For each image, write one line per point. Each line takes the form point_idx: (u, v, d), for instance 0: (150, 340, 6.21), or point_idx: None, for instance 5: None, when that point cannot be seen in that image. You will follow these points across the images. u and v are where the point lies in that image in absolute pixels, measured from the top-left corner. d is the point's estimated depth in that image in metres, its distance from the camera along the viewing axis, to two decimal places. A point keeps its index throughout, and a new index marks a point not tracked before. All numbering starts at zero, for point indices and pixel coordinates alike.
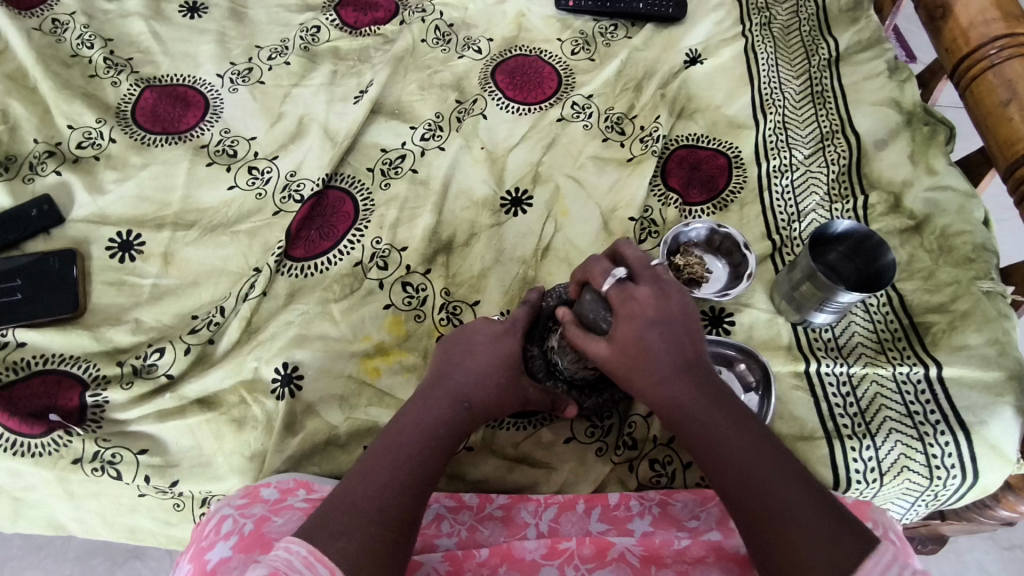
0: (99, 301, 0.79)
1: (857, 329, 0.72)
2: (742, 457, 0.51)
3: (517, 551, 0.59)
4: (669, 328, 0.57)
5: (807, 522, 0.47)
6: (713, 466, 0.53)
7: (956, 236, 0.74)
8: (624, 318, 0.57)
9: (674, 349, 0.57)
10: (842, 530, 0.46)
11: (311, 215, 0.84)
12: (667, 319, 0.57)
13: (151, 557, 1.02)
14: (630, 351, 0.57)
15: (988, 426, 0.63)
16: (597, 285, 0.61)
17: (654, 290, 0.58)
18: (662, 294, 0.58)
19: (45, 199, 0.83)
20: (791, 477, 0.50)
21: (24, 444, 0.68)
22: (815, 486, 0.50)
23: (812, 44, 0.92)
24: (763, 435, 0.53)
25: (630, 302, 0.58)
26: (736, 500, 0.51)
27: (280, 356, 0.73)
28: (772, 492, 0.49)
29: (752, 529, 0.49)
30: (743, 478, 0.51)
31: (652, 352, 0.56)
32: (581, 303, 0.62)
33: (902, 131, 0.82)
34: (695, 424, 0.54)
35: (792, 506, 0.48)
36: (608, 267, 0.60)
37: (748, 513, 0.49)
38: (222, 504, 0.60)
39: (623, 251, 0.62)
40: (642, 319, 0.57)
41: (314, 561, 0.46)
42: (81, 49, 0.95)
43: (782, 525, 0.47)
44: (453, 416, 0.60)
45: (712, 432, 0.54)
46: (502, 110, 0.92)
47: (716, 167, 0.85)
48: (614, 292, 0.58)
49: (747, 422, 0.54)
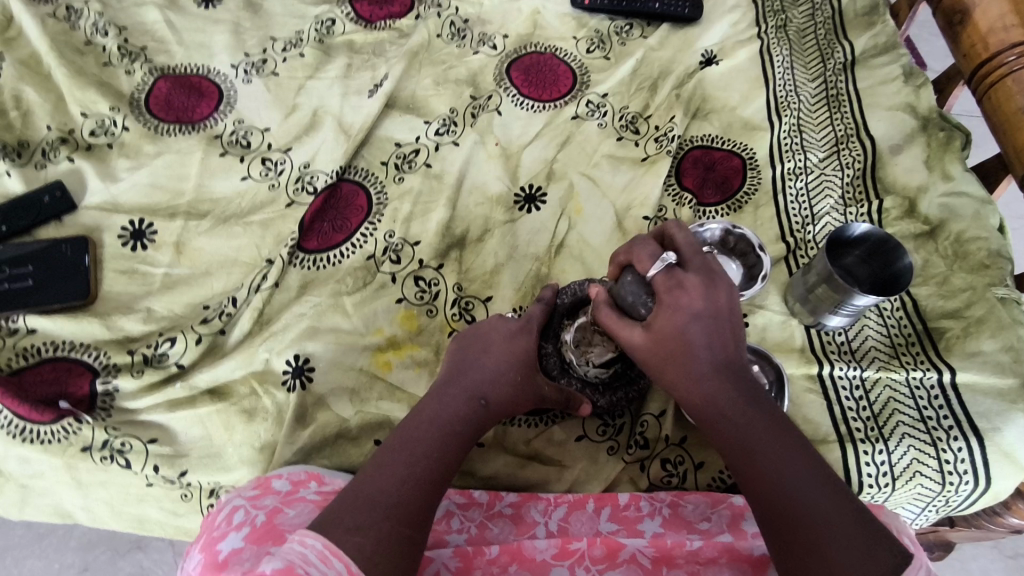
0: (111, 289, 0.79)
1: (871, 333, 0.72)
2: (775, 459, 0.51)
3: (527, 550, 0.58)
4: (712, 323, 0.56)
5: (836, 532, 0.47)
6: (743, 463, 0.53)
7: (971, 242, 0.74)
8: (667, 307, 0.56)
9: (714, 345, 0.56)
10: (871, 541, 0.46)
11: (324, 208, 0.84)
12: (712, 314, 0.56)
13: (153, 548, 1.02)
14: (667, 344, 0.56)
15: (1002, 432, 0.63)
16: (642, 270, 0.59)
17: (703, 281, 0.56)
18: (711, 287, 0.56)
19: (57, 186, 0.83)
20: (823, 483, 0.50)
21: (34, 431, 0.68)
22: (848, 494, 0.50)
23: (827, 47, 0.91)
24: (797, 438, 0.53)
25: (675, 290, 0.56)
26: (762, 500, 0.51)
27: (292, 348, 0.73)
28: (803, 495, 0.49)
29: (775, 529, 0.50)
30: (773, 480, 0.51)
31: (691, 346, 0.56)
32: (621, 285, 0.60)
33: (918, 136, 0.82)
34: (730, 423, 0.54)
35: (822, 511, 0.48)
36: (656, 251, 0.58)
37: (774, 514, 0.50)
38: (233, 495, 0.59)
39: (673, 234, 0.59)
40: (686, 311, 0.55)
41: (329, 556, 0.45)
42: (95, 37, 0.95)
43: (807, 528, 0.48)
44: (470, 412, 0.60)
45: (746, 431, 0.53)
46: (516, 106, 0.91)
47: (731, 168, 0.85)
48: (660, 278, 0.57)
49: (782, 424, 0.54)
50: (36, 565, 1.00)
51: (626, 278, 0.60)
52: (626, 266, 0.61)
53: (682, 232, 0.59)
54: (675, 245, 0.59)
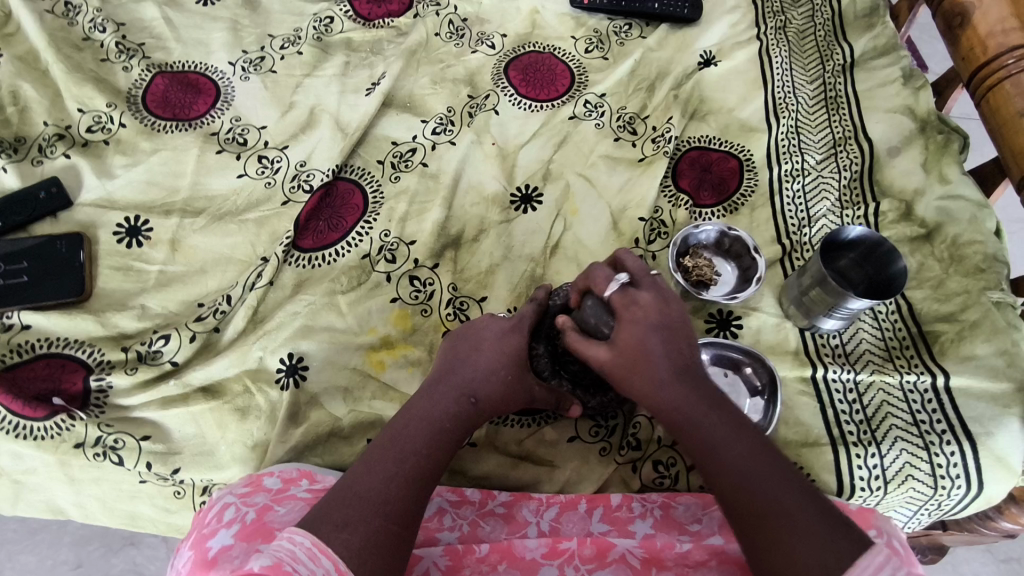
0: (106, 286, 0.79)
1: (865, 336, 0.72)
2: (740, 460, 0.51)
3: (518, 549, 0.58)
4: (669, 335, 0.57)
5: (803, 524, 0.47)
6: (710, 467, 0.52)
7: (967, 246, 0.74)
8: (626, 322, 0.58)
9: (675, 353, 0.57)
10: (836, 531, 0.46)
11: (319, 206, 0.84)
12: (668, 326, 0.58)
13: (147, 545, 1.02)
14: (630, 356, 0.57)
15: (994, 437, 0.63)
16: (599, 291, 0.61)
17: (655, 296, 0.59)
18: (663, 302, 0.59)
19: (54, 181, 0.83)
20: (787, 479, 0.50)
21: (27, 427, 0.68)
22: (813, 491, 0.50)
23: (826, 49, 0.91)
24: (760, 439, 0.53)
25: (632, 307, 0.58)
26: (732, 502, 0.50)
27: (286, 346, 0.73)
28: (770, 495, 0.49)
29: (747, 531, 0.49)
30: (741, 481, 0.50)
31: (653, 357, 0.56)
32: (583, 311, 0.63)
33: (915, 139, 0.82)
34: (694, 428, 0.54)
35: (789, 511, 0.48)
36: (610, 274, 0.61)
37: (743, 515, 0.49)
38: (224, 492, 0.59)
39: (624, 259, 0.63)
40: (643, 323, 0.57)
41: (318, 554, 0.45)
42: (93, 33, 0.95)
43: (777, 527, 0.47)
44: (460, 410, 0.60)
45: (709, 434, 0.53)
46: (513, 106, 0.91)
47: (727, 169, 0.85)
48: (618, 297, 0.59)
49: (745, 426, 0.54)
50: (30, 561, 1.01)
51: (587, 303, 0.62)
52: (585, 291, 0.63)
53: (633, 258, 0.63)
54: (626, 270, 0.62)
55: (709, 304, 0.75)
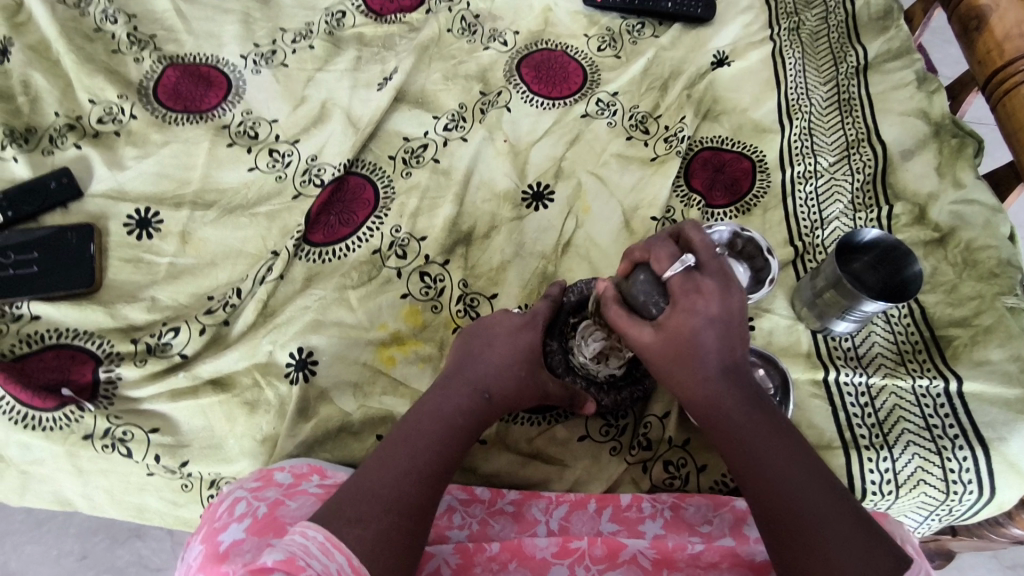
0: (115, 278, 0.79)
1: (877, 339, 0.72)
2: (777, 464, 0.51)
3: (528, 548, 0.58)
4: (725, 328, 0.55)
5: (838, 533, 0.47)
6: (743, 465, 0.52)
7: (981, 251, 0.73)
8: (683, 309, 0.55)
9: (724, 350, 0.55)
10: (872, 545, 0.46)
11: (330, 201, 0.83)
12: (726, 319, 0.55)
13: (151, 537, 1.02)
14: (678, 346, 0.55)
15: (1008, 443, 0.62)
16: (657, 268, 0.57)
17: (720, 285, 0.55)
18: (726, 292, 0.55)
19: (64, 172, 0.82)
20: (825, 489, 0.50)
21: (36, 417, 0.68)
22: (849, 499, 0.50)
23: (840, 51, 0.91)
24: (799, 444, 0.52)
25: (692, 294, 0.55)
26: (762, 502, 0.50)
27: (296, 340, 0.73)
28: (806, 500, 0.49)
29: (775, 531, 0.49)
30: (775, 483, 0.50)
31: (701, 350, 0.55)
32: (632, 283, 0.59)
33: (929, 143, 0.81)
34: (731, 427, 0.54)
35: (823, 517, 0.48)
36: (676, 252, 0.57)
37: (775, 518, 0.49)
38: (235, 486, 0.59)
39: (689, 233, 0.58)
40: (703, 314, 0.54)
41: (331, 549, 0.45)
42: (104, 24, 0.95)
43: (809, 533, 0.47)
44: (473, 406, 0.60)
45: (748, 435, 0.53)
46: (526, 103, 0.91)
47: (740, 170, 0.85)
48: (679, 281, 0.55)
49: (784, 431, 0.53)
50: (34, 551, 1.00)
51: (637, 275, 0.59)
52: (640, 261, 0.59)
53: (698, 231, 0.58)
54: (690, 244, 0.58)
55: None
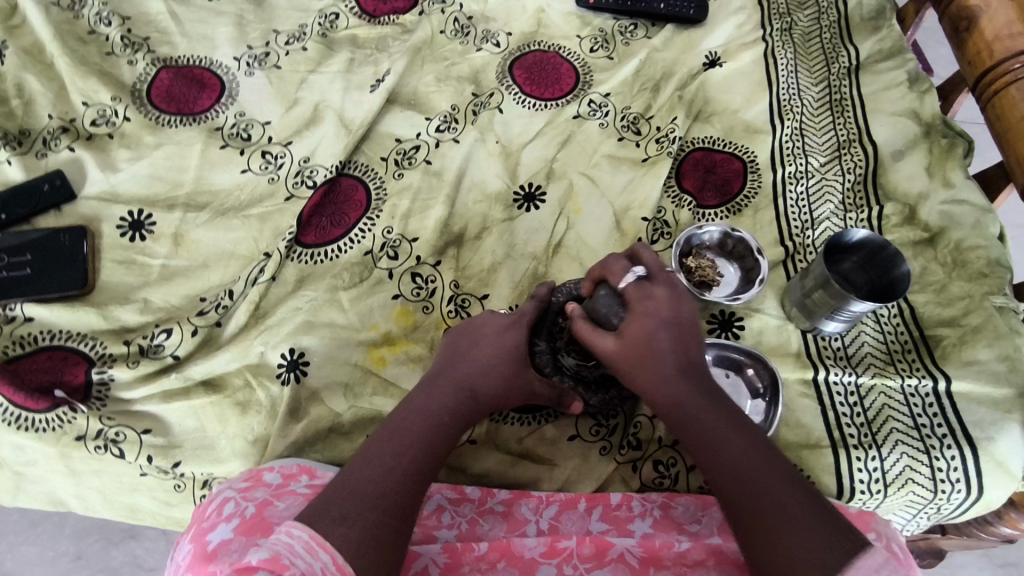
0: (108, 279, 0.79)
1: (867, 339, 0.72)
2: (736, 458, 0.51)
3: (516, 547, 0.58)
4: (680, 329, 0.58)
5: (797, 520, 0.47)
6: (707, 463, 0.53)
7: (971, 251, 0.74)
8: (638, 316, 0.59)
9: (680, 351, 0.57)
10: (832, 530, 0.46)
11: (322, 202, 0.84)
12: (678, 322, 0.58)
13: (146, 538, 1.02)
14: (637, 348, 0.58)
15: (995, 442, 0.63)
16: (614, 282, 0.62)
17: (669, 292, 0.60)
18: (676, 296, 0.60)
19: (58, 174, 0.83)
20: (785, 478, 0.50)
21: (29, 419, 0.68)
22: (812, 491, 0.49)
23: (831, 52, 0.91)
24: (760, 440, 0.53)
25: (645, 300, 0.59)
26: (726, 498, 0.51)
27: (288, 342, 0.73)
28: (766, 492, 0.49)
29: (742, 526, 0.49)
30: (735, 478, 0.51)
31: (658, 352, 0.57)
32: (595, 300, 0.63)
33: (920, 143, 0.82)
34: (694, 425, 0.55)
35: (782, 507, 0.48)
36: (627, 265, 0.63)
37: (738, 511, 0.50)
38: (225, 486, 0.59)
39: (641, 252, 0.64)
40: (655, 318, 0.58)
41: (315, 547, 0.46)
42: (98, 26, 0.95)
43: (769, 524, 0.47)
44: (458, 405, 0.60)
45: (708, 431, 0.54)
46: (518, 104, 0.91)
47: (731, 171, 0.85)
48: (631, 289, 0.60)
49: (746, 427, 0.54)
50: (29, 552, 1.01)
51: (599, 292, 0.63)
52: (600, 280, 0.64)
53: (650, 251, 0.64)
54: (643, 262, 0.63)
55: (711, 305, 0.75)
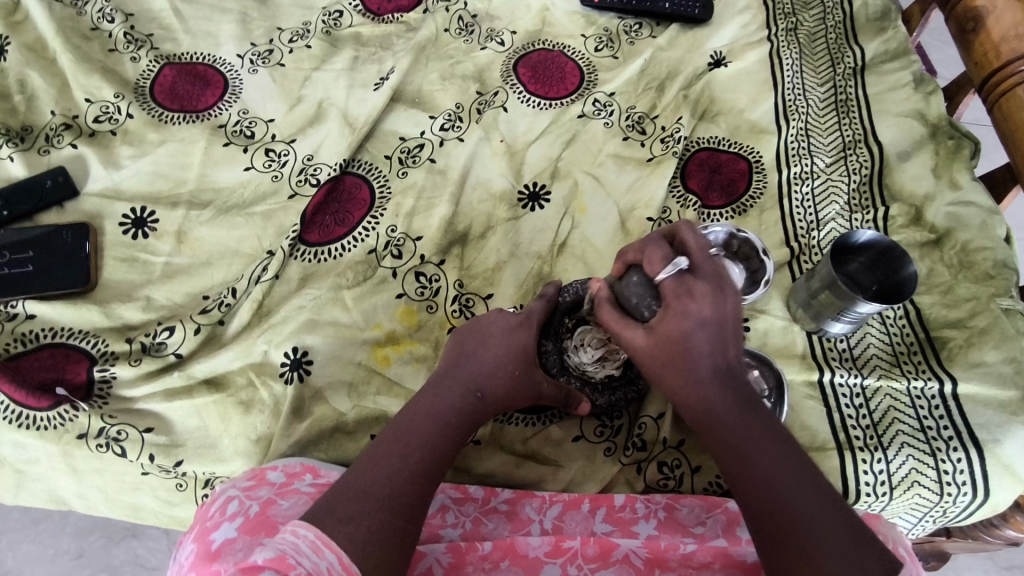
0: (110, 277, 0.79)
1: (873, 341, 0.72)
2: (767, 468, 0.51)
3: (520, 546, 0.58)
4: (718, 331, 0.54)
5: (830, 540, 0.47)
6: (735, 469, 0.52)
7: (977, 252, 0.73)
8: (675, 312, 0.54)
9: (717, 352, 0.54)
10: (864, 552, 0.46)
11: (326, 200, 0.83)
12: (719, 322, 0.54)
13: (147, 536, 1.02)
14: (670, 349, 0.54)
15: (1002, 444, 0.62)
16: (649, 271, 0.57)
17: (713, 288, 0.54)
18: (720, 295, 0.54)
19: (60, 171, 0.82)
20: (818, 494, 0.49)
21: (31, 416, 0.68)
22: (841, 505, 0.49)
23: (837, 52, 0.91)
24: (790, 447, 0.52)
25: (684, 297, 0.54)
26: (752, 504, 0.50)
27: (291, 340, 0.73)
28: (796, 505, 0.49)
29: (767, 536, 0.49)
30: (764, 488, 0.50)
31: (693, 354, 0.54)
32: (627, 286, 0.58)
33: (926, 144, 0.81)
34: (723, 430, 0.53)
35: (813, 522, 0.48)
36: (668, 253, 0.56)
37: (766, 523, 0.49)
38: (228, 485, 0.59)
39: (682, 232, 0.57)
40: (694, 318, 0.53)
41: (321, 547, 0.45)
42: (101, 23, 0.95)
43: (798, 538, 0.47)
44: (465, 405, 0.60)
45: (739, 439, 0.52)
46: (523, 103, 0.91)
47: (737, 171, 0.85)
48: (671, 284, 0.54)
49: (778, 435, 0.53)
50: (31, 550, 1.01)
51: (631, 277, 0.58)
52: (631, 263, 0.59)
53: (692, 231, 0.57)
54: (684, 246, 0.57)
55: None
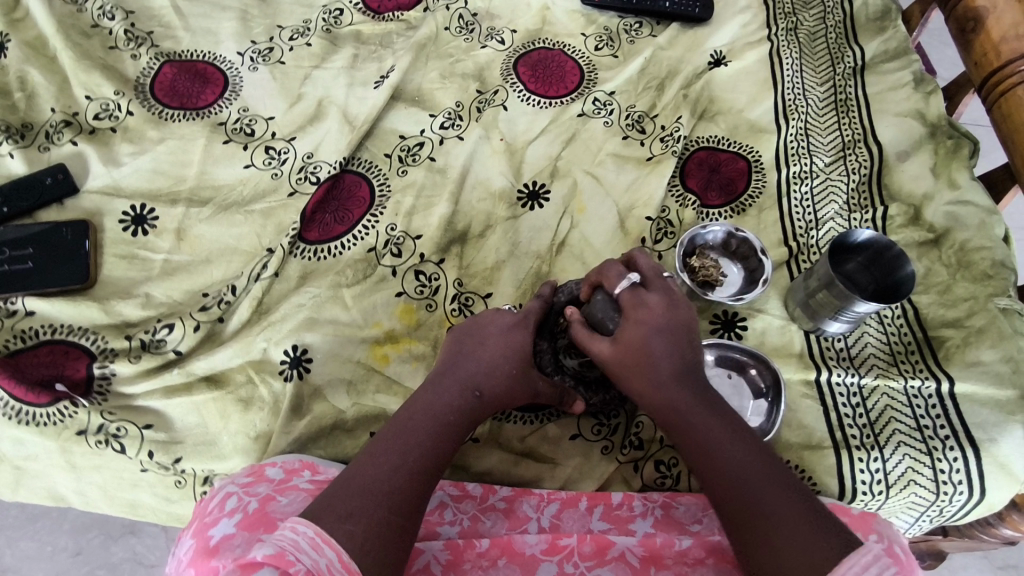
0: (110, 274, 0.79)
1: (870, 340, 0.72)
2: (731, 462, 0.51)
3: (517, 544, 0.58)
4: (673, 337, 0.58)
5: (792, 525, 0.46)
6: (701, 464, 0.53)
7: (975, 252, 0.73)
8: (633, 321, 0.58)
9: (676, 356, 0.57)
10: (827, 535, 0.46)
11: (325, 199, 0.84)
12: (674, 329, 0.58)
13: (146, 533, 1.02)
14: (632, 356, 0.57)
15: (998, 444, 0.63)
16: (609, 287, 0.61)
17: (664, 299, 0.59)
18: (673, 304, 0.59)
19: (60, 168, 0.82)
20: (779, 481, 0.50)
21: (29, 413, 0.68)
22: (806, 494, 0.49)
23: (837, 51, 0.91)
24: (755, 443, 0.53)
25: (641, 307, 0.59)
26: (719, 498, 0.51)
27: (290, 338, 0.73)
28: (758, 495, 0.49)
29: (734, 526, 0.49)
30: (729, 480, 0.50)
31: (654, 358, 0.57)
32: (592, 303, 0.63)
33: (925, 144, 0.81)
34: (689, 430, 0.54)
35: (775, 509, 0.48)
36: (622, 271, 0.62)
37: (730, 512, 0.50)
38: (226, 482, 0.59)
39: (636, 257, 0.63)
40: (650, 325, 0.58)
41: (321, 544, 0.45)
42: (102, 20, 0.95)
43: (761, 525, 0.47)
44: (463, 403, 0.60)
45: (705, 437, 0.53)
46: (523, 102, 0.91)
47: (736, 170, 0.85)
48: (627, 295, 0.59)
49: (743, 432, 0.54)
50: (29, 547, 1.01)
51: (596, 296, 0.63)
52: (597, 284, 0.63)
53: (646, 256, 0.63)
54: (638, 266, 0.63)
55: (715, 304, 0.75)
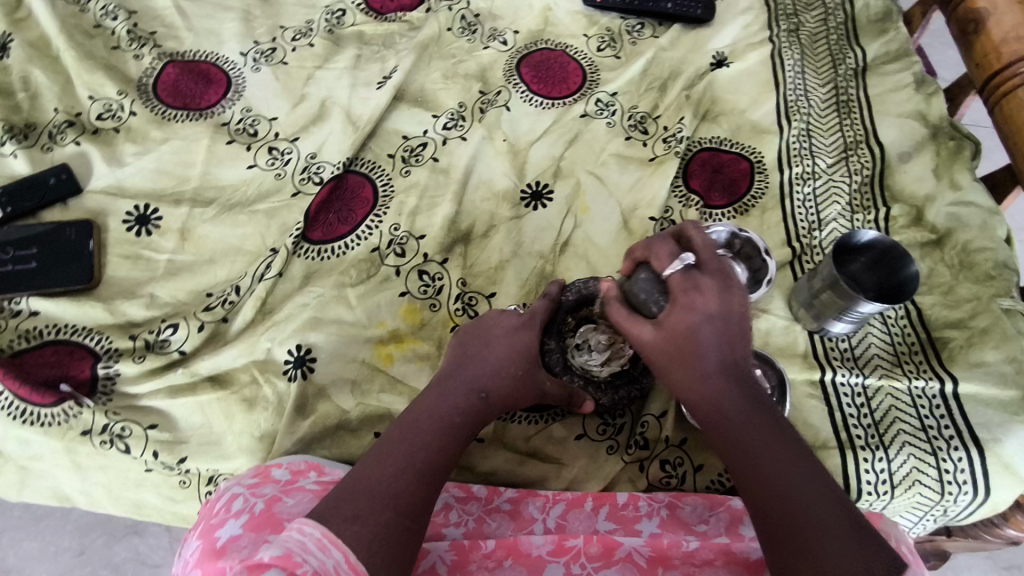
0: (114, 274, 0.79)
1: (874, 340, 0.72)
2: (772, 463, 0.51)
3: (523, 545, 0.58)
4: (724, 326, 0.55)
5: (834, 535, 0.47)
6: (740, 460, 0.53)
7: (978, 253, 0.74)
8: (682, 306, 0.56)
9: (723, 347, 0.55)
10: (871, 547, 0.46)
11: (329, 199, 0.84)
12: (725, 316, 0.55)
13: (149, 534, 1.02)
14: (677, 343, 0.56)
15: (1002, 444, 0.63)
16: (658, 267, 0.59)
17: (718, 283, 0.56)
18: (727, 290, 0.55)
19: (63, 168, 0.83)
20: (822, 487, 0.49)
21: (34, 413, 0.68)
22: (846, 501, 0.49)
23: (839, 52, 0.91)
24: (795, 443, 0.52)
25: (691, 292, 0.56)
26: (757, 498, 0.51)
27: (294, 338, 0.73)
28: (800, 500, 0.49)
29: (771, 528, 0.49)
30: (770, 481, 0.50)
31: (701, 347, 0.55)
32: (633, 282, 0.61)
33: (927, 145, 0.82)
34: (730, 426, 0.54)
35: (818, 517, 0.48)
36: (675, 250, 0.58)
37: (770, 513, 0.50)
38: (232, 483, 0.59)
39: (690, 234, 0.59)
40: (701, 312, 0.55)
41: (328, 545, 0.46)
42: (105, 20, 0.95)
43: (802, 531, 0.47)
44: (469, 405, 0.60)
45: (745, 432, 0.53)
46: (526, 102, 0.91)
47: (738, 171, 0.85)
48: (678, 279, 0.56)
49: (783, 430, 0.53)
50: (32, 547, 1.01)
51: (638, 275, 0.61)
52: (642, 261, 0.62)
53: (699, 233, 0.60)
54: (690, 245, 0.59)
55: None
